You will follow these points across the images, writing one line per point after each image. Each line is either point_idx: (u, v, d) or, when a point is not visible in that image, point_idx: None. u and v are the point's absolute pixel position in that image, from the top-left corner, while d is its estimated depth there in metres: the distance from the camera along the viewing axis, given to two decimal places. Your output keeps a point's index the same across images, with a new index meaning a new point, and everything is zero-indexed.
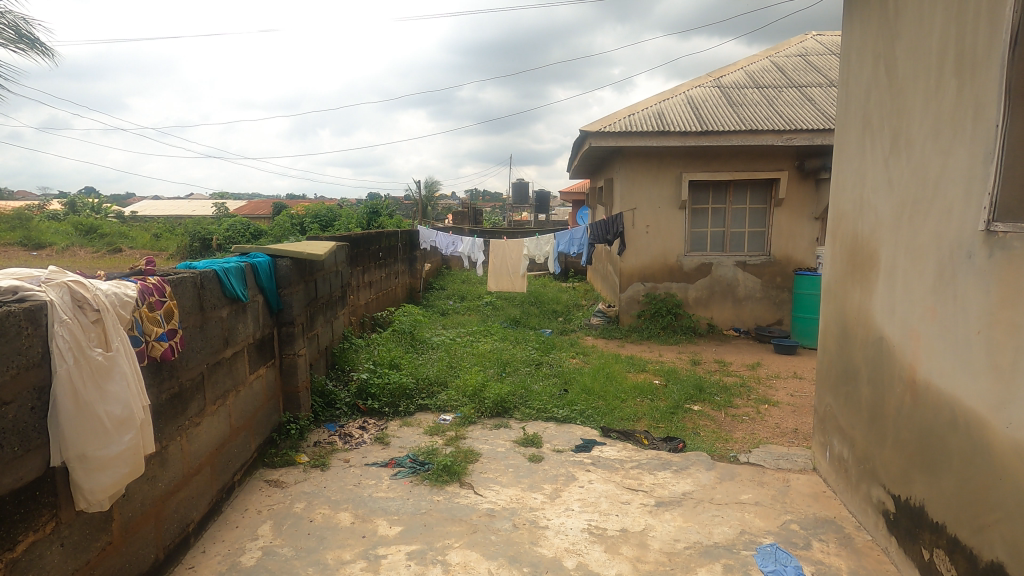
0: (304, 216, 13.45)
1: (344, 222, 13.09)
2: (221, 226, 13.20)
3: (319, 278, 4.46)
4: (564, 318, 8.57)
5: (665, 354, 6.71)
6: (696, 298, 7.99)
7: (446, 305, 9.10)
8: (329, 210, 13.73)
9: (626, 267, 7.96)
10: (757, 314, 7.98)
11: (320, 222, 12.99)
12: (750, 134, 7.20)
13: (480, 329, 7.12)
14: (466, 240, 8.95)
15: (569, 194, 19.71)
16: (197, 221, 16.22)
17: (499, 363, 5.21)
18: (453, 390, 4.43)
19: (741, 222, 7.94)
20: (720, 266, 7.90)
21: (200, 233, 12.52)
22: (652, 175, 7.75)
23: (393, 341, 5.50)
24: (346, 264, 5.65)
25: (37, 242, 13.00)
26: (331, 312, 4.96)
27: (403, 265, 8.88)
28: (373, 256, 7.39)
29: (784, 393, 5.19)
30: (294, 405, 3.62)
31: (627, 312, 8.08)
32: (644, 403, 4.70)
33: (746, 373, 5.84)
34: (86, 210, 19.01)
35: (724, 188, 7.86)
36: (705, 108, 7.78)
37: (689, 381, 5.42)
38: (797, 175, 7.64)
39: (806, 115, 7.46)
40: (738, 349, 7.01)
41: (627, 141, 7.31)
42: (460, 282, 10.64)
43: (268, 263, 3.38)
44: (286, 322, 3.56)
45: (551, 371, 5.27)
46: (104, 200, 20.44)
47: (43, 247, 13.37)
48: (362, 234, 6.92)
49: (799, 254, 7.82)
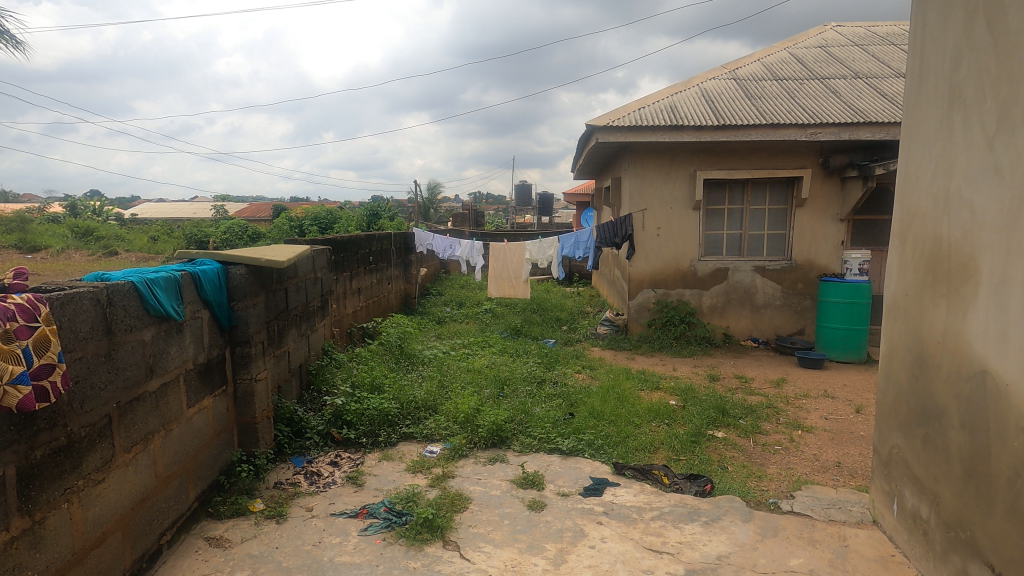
0: (303, 218, 12.99)
1: (343, 225, 12.61)
2: (218, 229, 12.75)
3: (289, 287, 3.92)
4: (568, 327, 8.00)
5: (679, 368, 6.14)
6: (711, 306, 7.41)
7: (443, 312, 8.55)
8: (328, 212, 13.26)
9: (635, 272, 7.39)
10: (778, 324, 7.39)
11: (319, 225, 12.51)
12: (771, 128, 6.64)
13: (477, 340, 6.57)
14: (464, 243, 8.40)
15: (573, 196, 19.17)
16: (196, 224, 15.78)
17: (497, 382, 4.66)
18: (442, 416, 3.89)
19: (759, 223, 7.36)
20: (737, 271, 7.32)
21: (194, 235, 12.08)
22: (664, 173, 7.19)
23: (378, 357, 4.95)
24: (327, 270, 5.12)
25: (32, 245, 12.61)
26: (308, 324, 4.43)
27: (396, 269, 8.34)
28: (362, 260, 6.87)
29: (818, 417, 4.61)
30: (252, 440, 3.07)
31: (637, 320, 7.50)
32: (661, 429, 4.14)
33: (771, 392, 5.27)
34: (86, 213, 18.67)
35: (741, 187, 7.29)
36: (720, 101, 7.22)
37: (709, 401, 4.84)
38: (821, 172, 7.07)
39: (831, 108, 6.89)
40: (759, 362, 6.42)
41: (637, 136, 6.76)
42: (459, 287, 10.10)
43: (217, 271, 2.83)
44: (240, 342, 2.99)
45: (554, 390, 4.71)
46: (105, 202, 20.10)
47: (37, 249, 12.96)
48: (348, 236, 6.40)
49: (822, 259, 7.24)
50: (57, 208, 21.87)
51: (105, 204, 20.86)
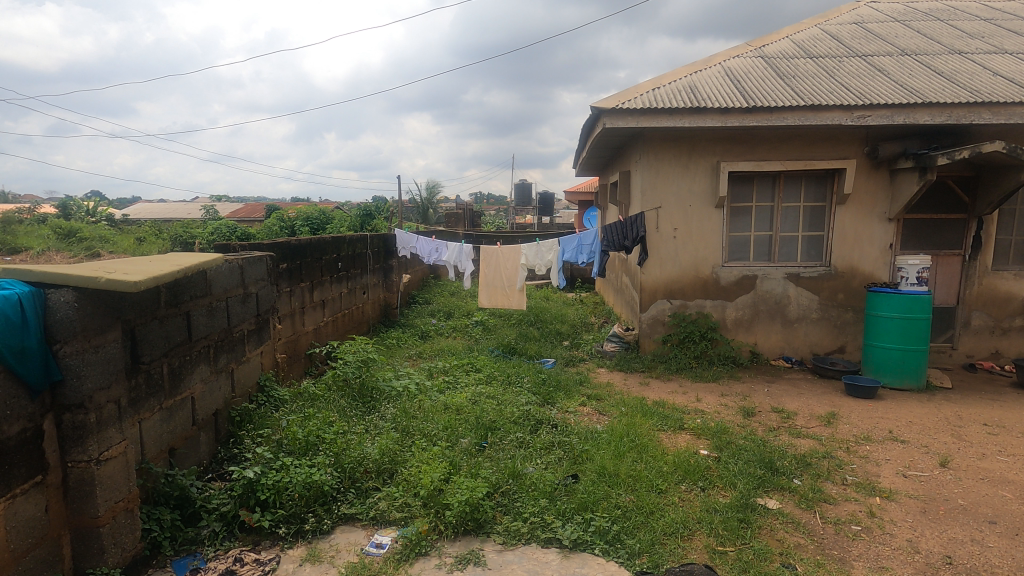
0: (290, 218, 12.01)
1: (335, 226, 11.63)
2: (201, 230, 11.76)
3: (189, 311, 2.89)
4: (570, 343, 6.97)
5: (704, 398, 5.10)
6: (736, 320, 6.38)
7: (428, 325, 7.53)
8: (321, 213, 12.30)
9: (648, 281, 6.37)
10: (814, 340, 6.36)
11: (311, 226, 11.56)
12: (811, 110, 5.60)
13: (461, 363, 5.56)
14: (451, 246, 7.36)
15: (576, 193, 18.17)
16: (183, 225, 14.75)
17: (478, 430, 3.64)
18: (398, 486, 2.85)
19: (792, 223, 6.31)
20: (767, 279, 6.28)
21: (176, 236, 11.13)
22: (681, 165, 6.17)
23: (327, 397, 3.89)
24: (269, 283, 4.10)
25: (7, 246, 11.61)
26: (231, 353, 3.40)
27: (374, 276, 7.30)
28: (327, 267, 5.84)
29: (891, 473, 3.58)
30: (92, 552, 2.04)
31: (649, 336, 6.46)
32: (694, 498, 3.12)
33: (823, 434, 4.24)
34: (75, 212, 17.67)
35: (772, 181, 6.25)
36: (747, 80, 6.18)
37: (749, 451, 3.81)
38: (867, 164, 6.03)
39: (879, 87, 5.85)
40: (798, 390, 5.39)
41: (651, 121, 5.74)
42: (451, 296, 9.07)
43: (24, 299, 1.82)
44: (70, 406, 1.96)
45: (551, 438, 3.67)
46: (97, 201, 19.10)
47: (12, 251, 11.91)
48: (308, 239, 5.36)
49: (867, 265, 6.21)
50: (44, 209, 20.75)
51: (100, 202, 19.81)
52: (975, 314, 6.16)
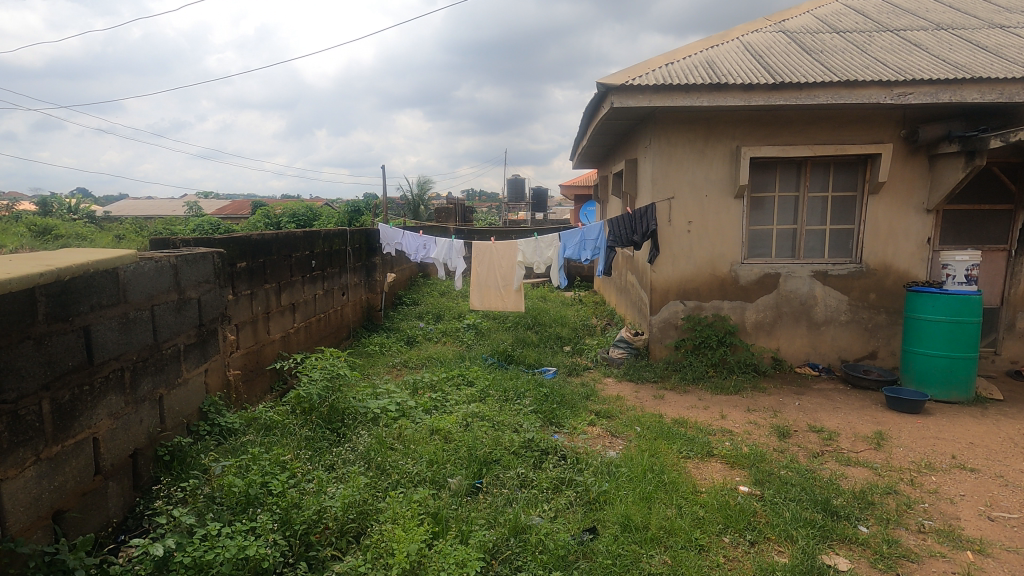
0: (274, 214, 11.30)
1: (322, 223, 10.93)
2: (178, 227, 11.02)
3: (86, 326, 2.20)
4: (572, 350, 6.32)
5: (729, 415, 4.47)
6: (757, 323, 5.75)
7: (415, 329, 6.85)
8: (308, 209, 11.60)
9: (658, 280, 5.74)
10: (843, 346, 5.74)
11: (298, 222, 10.86)
12: (846, 87, 4.97)
13: (450, 374, 4.88)
14: (440, 242, 6.67)
15: (572, 188, 17.53)
16: (163, 221, 14.02)
17: (471, 467, 2.98)
18: (365, 554, 2.16)
19: (819, 216, 5.68)
20: (792, 278, 5.65)
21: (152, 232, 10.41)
22: (697, 151, 5.52)
23: (285, 428, 3.20)
24: (218, 286, 3.40)
25: None
26: (159, 376, 2.70)
27: (354, 276, 6.60)
28: (299, 266, 5.14)
29: (972, 515, 2.96)
30: None
31: (661, 341, 5.81)
32: (743, 558, 2.48)
33: (875, 460, 3.62)
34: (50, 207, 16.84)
35: (797, 169, 5.62)
36: (770, 55, 5.52)
37: (797, 486, 3.17)
38: (904, 149, 5.41)
39: (919, 62, 5.22)
40: (833, 404, 4.77)
41: (665, 100, 5.08)
42: (441, 297, 8.39)
43: None
44: None
45: (559, 474, 3.01)
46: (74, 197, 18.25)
47: None
48: (273, 233, 4.64)
49: (902, 262, 5.59)
50: (22, 206, 19.87)
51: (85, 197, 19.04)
52: (1020, 316, 5.57)
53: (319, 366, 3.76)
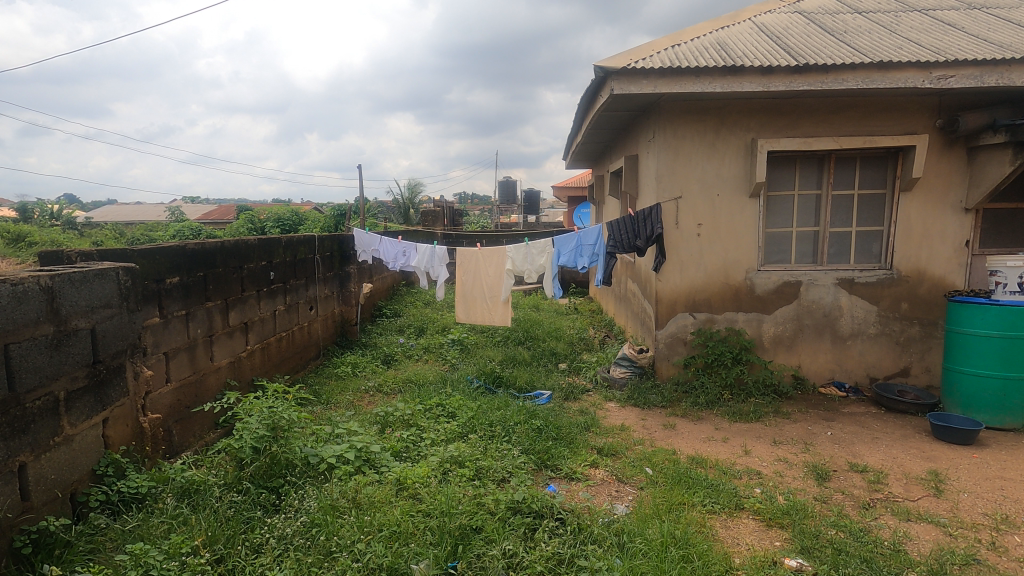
0: (255, 217, 10.57)
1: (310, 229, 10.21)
2: (153, 232, 10.28)
3: None
4: (568, 368, 5.66)
5: (753, 451, 3.82)
6: (775, 338, 5.11)
7: (394, 346, 6.17)
8: (294, 213, 10.92)
9: (664, 290, 5.09)
10: (871, 362, 5.12)
11: (284, 227, 10.15)
12: (879, 69, 4.35)
13: (429, 403, 4.22)
14: (421, 248, 6.00)
15: (565, 189, 16.92)
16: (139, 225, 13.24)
17: (442, 542, 2.33)
18: None
19: (845, 216, 5.06)
20: (815, 286, 5.02)
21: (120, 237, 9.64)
22: (707, 145, 4.89)
23: (209, 492, 2.53)
24: (129, 311, 2.71)
25: None
26: (18, 441, 2.01)
27: (324, 287, 5.91)
28: (253, 278, 4.45)
29: None
30: None
31: (668, 359, 5.16)
32: None
33: (940, 514, 2.98)
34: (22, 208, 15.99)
35: (819, 164, 5.00)
36: (789, 36, 4.91)
37: (855, 556, 2.53)
38: (939, 141, 4.81)
39: (958, 42, 4.61)
40: (870, 433, 4.13)
41: (672, 86, 4.44)
42: (426, 307, 7.72)
43: None
44: None
45: (557, 552, 2.35)
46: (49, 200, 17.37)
47: None
48: (218, 241, 3.94)
49: (937, 267, 4.97)
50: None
51: (60, 201, 18.24)
52: None
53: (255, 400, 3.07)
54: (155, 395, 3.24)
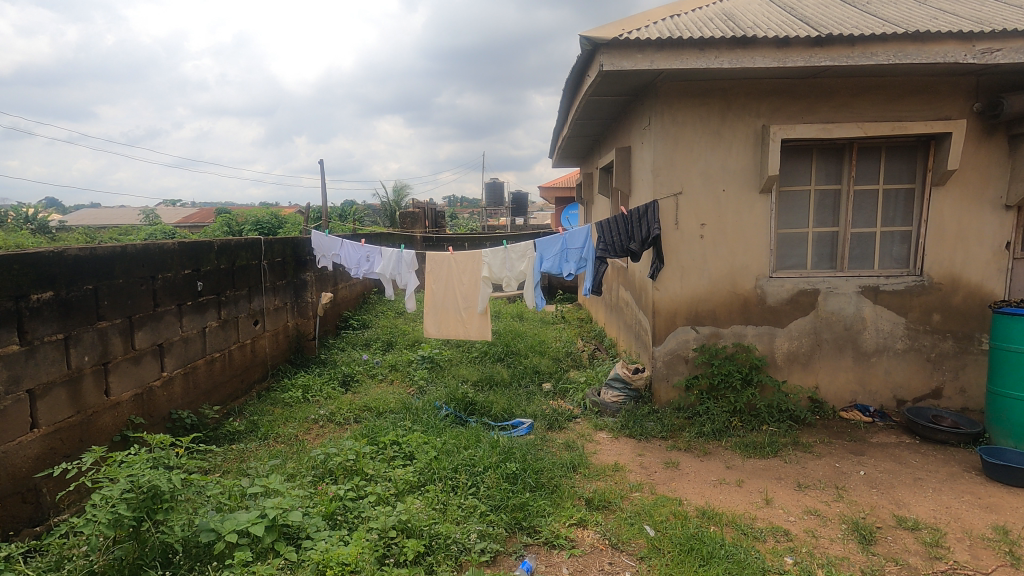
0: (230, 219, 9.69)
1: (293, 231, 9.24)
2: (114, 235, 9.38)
3: None
4: (552, 390, 4.95)
5: (776, 499, 3.13)
6: (790, 355, 4.44)
7: (355, 364, 5.42)
8: (272, 217, 10.06)
9: (663, 300, 4.40)
10: (899, 382, 4.46)
11: (263, 230, 9.22)
12: (913, 41, 3.69)
13: (384, 438, 3.48)
14: (386, 253, 5.24)
15: (553, 188, 16.28)
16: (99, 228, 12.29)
17: None
18: None
19: (868, 214, 4.40)
20: (835, 295, 4.36)
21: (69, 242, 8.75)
22: (711, 132, 4.22)
23: None
24: None
25: None
26: None
27: (273, 297, 5.16)
28: (170, 290, 3.69)
29: None
30: None
31: (667, 380, 4.47)
32: None
33: None
34: None
35: (838, 154, 4.36)
36: (803, 7, 4.25)
37: None
38: (976, 128, 4.18)
39: (1000, 12, 3.98)
40: (910, 473, 3.46)
41: (672, 61, 3.76)
42: (398, 318, 6.97)
43: None
44: None
45: None
46: None
47: None
48: (117, 246, 3.19)
49: (973, 273, 4.34)
50: None
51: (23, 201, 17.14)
52: None
53: (134, 454, 2.34)
54: (8, 448, 2.48)
